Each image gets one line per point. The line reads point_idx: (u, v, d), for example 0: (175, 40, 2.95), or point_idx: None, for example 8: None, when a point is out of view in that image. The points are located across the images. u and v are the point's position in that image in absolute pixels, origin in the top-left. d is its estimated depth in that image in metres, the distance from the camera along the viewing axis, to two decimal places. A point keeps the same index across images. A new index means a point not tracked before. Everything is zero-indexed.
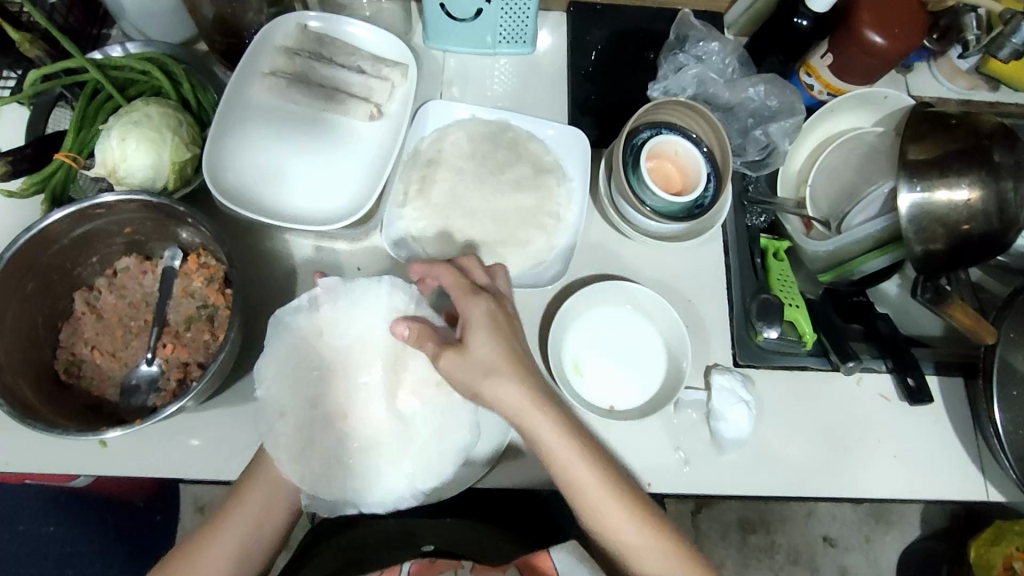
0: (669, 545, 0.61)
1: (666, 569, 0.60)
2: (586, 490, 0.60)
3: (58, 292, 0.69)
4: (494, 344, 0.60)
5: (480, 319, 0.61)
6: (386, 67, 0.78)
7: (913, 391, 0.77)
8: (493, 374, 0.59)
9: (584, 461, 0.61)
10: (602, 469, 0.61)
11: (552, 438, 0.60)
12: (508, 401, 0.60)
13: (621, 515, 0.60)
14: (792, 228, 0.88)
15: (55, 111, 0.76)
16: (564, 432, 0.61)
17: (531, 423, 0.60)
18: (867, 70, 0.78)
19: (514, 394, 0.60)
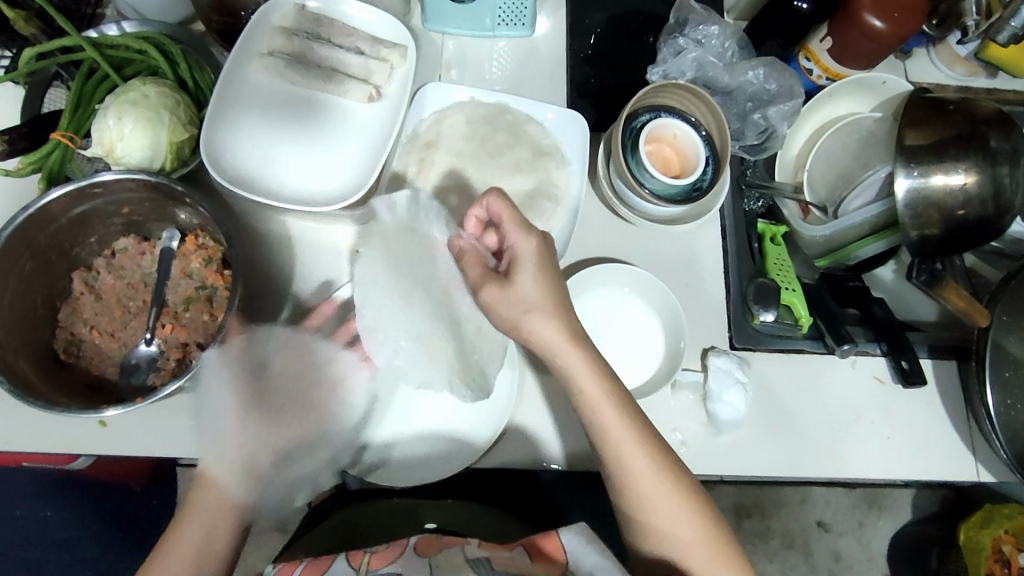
0: (690, 502, 0.61)
1: (687, 527, 0.60)
2: (612, 436, 0.61)
3: (57, 271, 0.69)
4: (538, 283, 0.61)
5: (528, 256, 0.61)
6: (384, 48, 0.77)
7: (906, 373, 0.77)
8: (532, 312, 0.60)
9: (614, 406, 0.61)
10: (631, 414, 0.62)
11: (586, 380, 0.61)
12: (544, 338, 0.61)
13: (641, 465, 0.60)
14: (789, 212, 0.88)
15: (51, 90, 0.75)
16: (600, 376, 0.61)
17: (566, 364, 0.61)
18: (867, 54, 0.78)
19: (551, 332, 0.61)
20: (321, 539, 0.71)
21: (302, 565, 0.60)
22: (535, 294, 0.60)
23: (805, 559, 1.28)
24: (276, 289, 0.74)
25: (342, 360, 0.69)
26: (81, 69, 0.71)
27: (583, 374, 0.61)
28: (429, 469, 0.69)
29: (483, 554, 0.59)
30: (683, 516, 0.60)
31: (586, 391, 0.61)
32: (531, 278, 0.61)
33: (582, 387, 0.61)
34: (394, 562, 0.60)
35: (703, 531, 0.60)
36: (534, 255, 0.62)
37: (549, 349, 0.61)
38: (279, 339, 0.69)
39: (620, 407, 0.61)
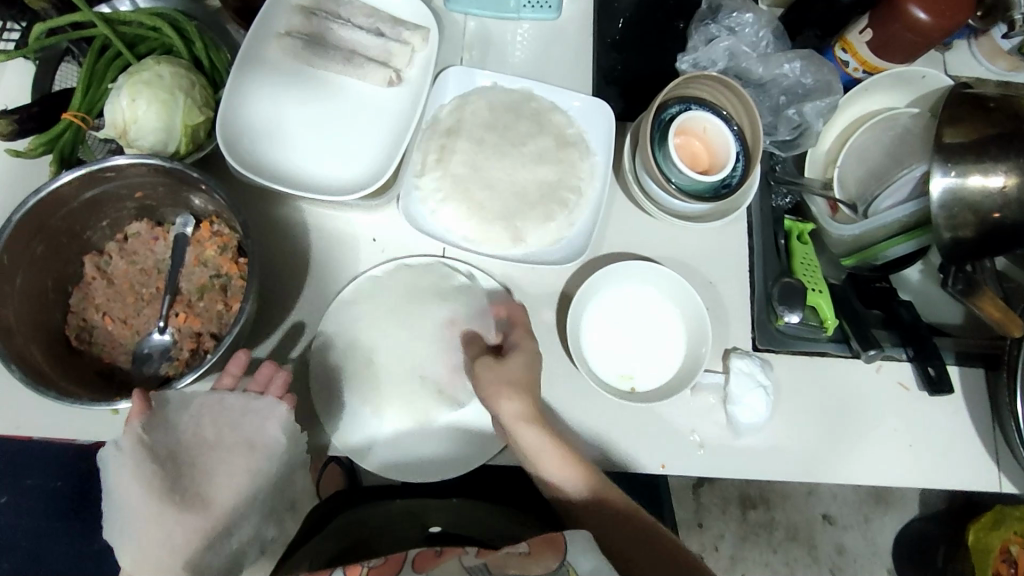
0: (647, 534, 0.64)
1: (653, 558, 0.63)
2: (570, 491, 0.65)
3: (68, 255, 0.67)
4: (523, 367, 0.66)
5: (522, 349, 0.67)
6: (405, 30, 0.74)
7: (934, 381, 0.75)
8: (506, 386, 0.64)
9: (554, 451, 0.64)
10: (587, 470, 0.65)
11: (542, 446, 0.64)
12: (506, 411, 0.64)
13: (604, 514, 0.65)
14: (817, 210, 0.86)
15: (62, 67, 0.73)
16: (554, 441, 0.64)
17: (512, 427, 0.64)
18: (908, 47, 0.75)
19: (511, 407, 0.64)
20: (324, 544, 0.71)
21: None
22: (523, 372, 0.65)
23: (809, 552, 1.27)
24: (289, 281, 0.72)
25: (260, 411, 0.63)
26: (94, 46, 0.69)
27: (538, 440, 0.64)
28: (440, 466, 0.68)
29: (480, 561, 0.59)
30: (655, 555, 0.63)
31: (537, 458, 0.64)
32: (521, 359, 0.66)
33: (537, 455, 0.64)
34: None
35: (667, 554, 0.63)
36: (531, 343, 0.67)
37: (507, 422, 0.64)
38: (180, 407, 0.61)
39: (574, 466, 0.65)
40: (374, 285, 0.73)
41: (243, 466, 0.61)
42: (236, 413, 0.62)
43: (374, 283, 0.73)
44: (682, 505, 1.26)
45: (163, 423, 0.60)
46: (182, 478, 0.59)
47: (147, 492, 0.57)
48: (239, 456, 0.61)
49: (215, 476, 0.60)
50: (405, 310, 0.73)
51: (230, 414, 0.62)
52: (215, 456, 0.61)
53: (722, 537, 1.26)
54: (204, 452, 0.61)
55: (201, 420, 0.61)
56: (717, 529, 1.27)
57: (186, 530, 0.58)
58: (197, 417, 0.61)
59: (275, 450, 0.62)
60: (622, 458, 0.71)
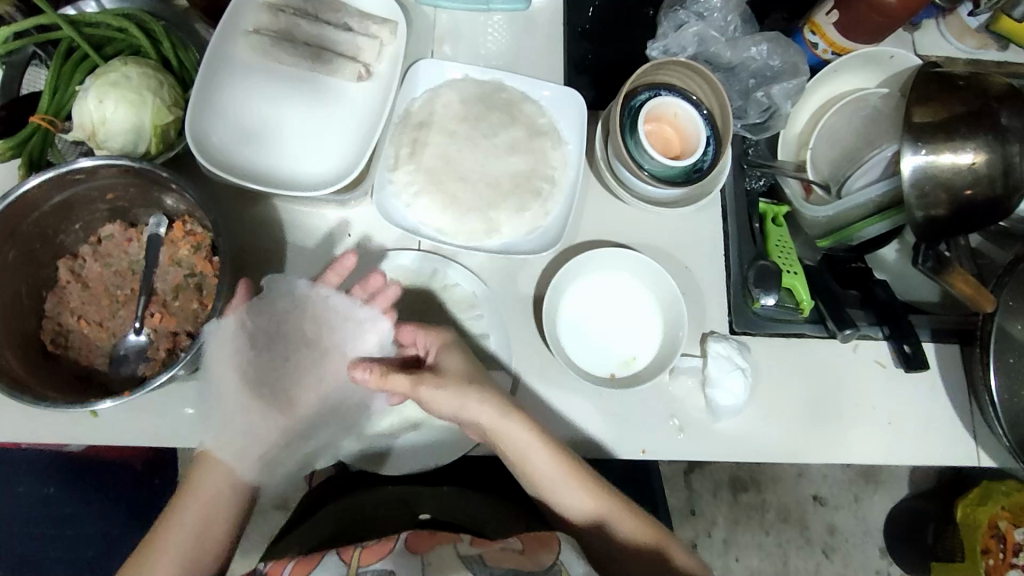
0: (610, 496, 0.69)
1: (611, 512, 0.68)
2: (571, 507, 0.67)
3: (42, 260, 0.67)
4: (458, 361, 0.67)
5: (442, 342, 0.68)
6: (373, 25, 0.74)
7: (909, 358, 0.76)
8: (472, 391, 0.65)
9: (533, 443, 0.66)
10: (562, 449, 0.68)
11: (543, 465, 0.66)
12: (481, 417, 0.65)
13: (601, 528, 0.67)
14: (791, 191, 0.86)
15: (29, 71, 0.72)
16: (542, 445, 0.66)
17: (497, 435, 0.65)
18: (875, 27, 0.76)
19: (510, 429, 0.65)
20: (319, 525, 0.73)
21: (293, 563, 0.63)
22: (460, 368, 0.67)
23: (801, 533, 1.28)
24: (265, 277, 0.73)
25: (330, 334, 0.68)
26: (60, 48, 0.68)
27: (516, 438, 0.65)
28: (428, 454, 0.71)
29: (475, 552, 0.61)
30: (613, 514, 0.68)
31: (543, 481, 0.66)
32: (456, 358, 0.67)
33: (528, 457, 0.66)
34: (384, 560, 0.61)
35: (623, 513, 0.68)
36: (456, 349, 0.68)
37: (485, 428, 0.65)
38: (290, 302, 0.68)
39: (575, 480, 0.67)
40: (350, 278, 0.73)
41: (332, 367, 0.68)
42: (338, 316, 0.69)
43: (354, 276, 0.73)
44: (675, 492, 1.26)
45: (268, 309, 0.68)
46: (279, 368, 0.67)
47: (246, 379, 0.66)
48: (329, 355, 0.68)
49: (306, 372, 0.67)
50: None
51: (331, 315, 0.68)
52: (313, 352, 0.68)
53: (714, 522, 1.27)
54: (302, 345, 0.68)
55: (305, 315, 0.68)
56: (710, 514, 1.27)
57: (270, 417, 0.66)
58: (299, 312, 0.68)
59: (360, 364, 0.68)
60: (603, 443, 0.72)
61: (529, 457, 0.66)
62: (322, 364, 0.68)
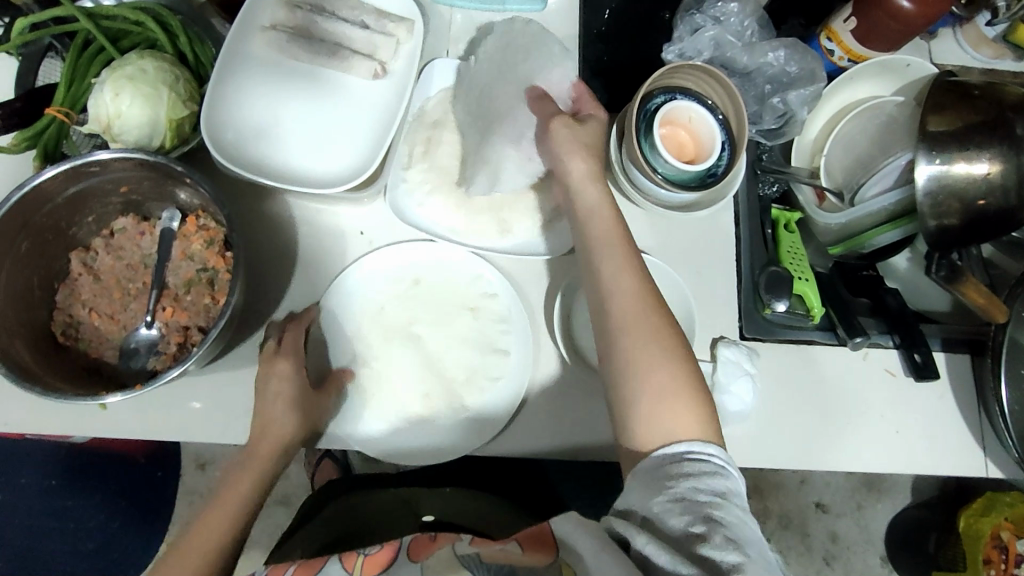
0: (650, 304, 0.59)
1: (641, 319, 0.58)
2: (619, 283, 0.60)
3: (54, 252, 0.67)
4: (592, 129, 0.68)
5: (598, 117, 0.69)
6: (390, 22, 0.74)
7: (919, 367, 0.76)
8: (573, 146, 0.66)
9: (610, 213, 0.64)
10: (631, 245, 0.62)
11: (611, 226, 0.63)
12: (572, 166, 0.66)
13: (626, 311, 0.58)
14: (804, 198, 0.86)
15: (45, 62, 0.72)
16: (611, 209, 0.64)
17: (579, 194, 0.65)
18: (891, 35, 0.75)
19: (592, 192, 0.65)
20: (319, 532, 0.73)
21: (295, 565, 0.63)
22: (592, 136, 0.68)
23: (802, 540, 1.28)
24: (276, 274, 0.72)
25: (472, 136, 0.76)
26: (77, 41, 0.68)
27: (594, 197, 0.65)
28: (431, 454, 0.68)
29: (472, 551, 0.60)
30: (634, 318, 0.58)
31: (606, 238, 0.62)
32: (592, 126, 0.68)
33: (591, 218, 0.64)
34: (385, 570, 0.62)
35: (651, 319, 0.58)
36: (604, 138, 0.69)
37: (569, 180, 0.66)
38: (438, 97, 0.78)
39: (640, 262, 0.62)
40: (362, 274, 0.73)
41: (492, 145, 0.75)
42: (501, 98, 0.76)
43: (363, 272, 0.73)
44: None
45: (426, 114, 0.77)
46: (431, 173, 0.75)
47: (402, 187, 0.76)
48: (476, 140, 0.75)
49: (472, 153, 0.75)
50: (395, 301, 0.73)
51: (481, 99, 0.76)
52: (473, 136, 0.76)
53: None
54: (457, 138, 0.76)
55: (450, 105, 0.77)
56: None
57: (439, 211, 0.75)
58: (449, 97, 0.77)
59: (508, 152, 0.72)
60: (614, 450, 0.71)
61: (586, 218, 0.64)
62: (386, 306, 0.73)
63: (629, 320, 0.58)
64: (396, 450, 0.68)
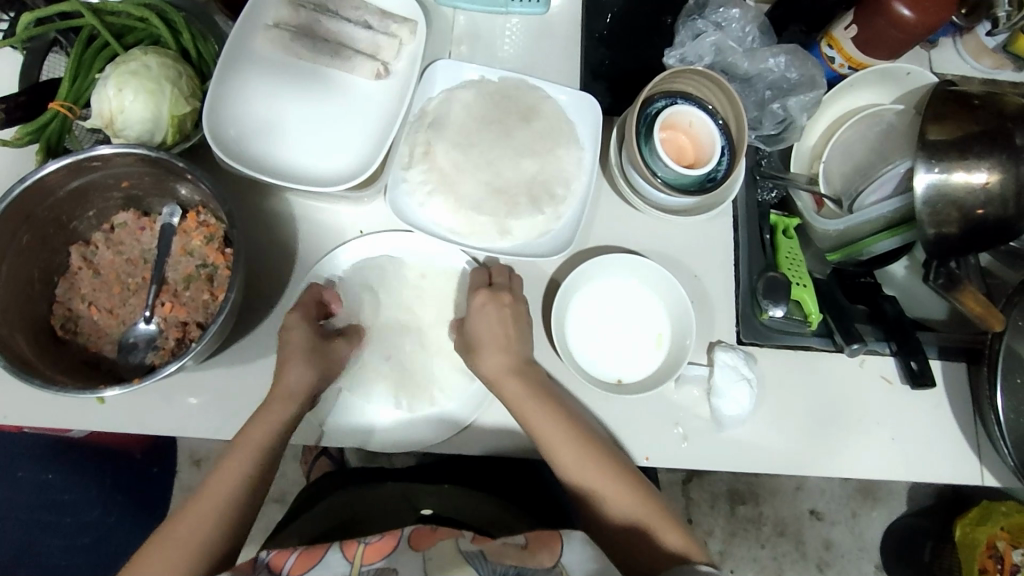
0: (605, 466, 0.66)
1: (607, 484, 0.65)
2: (568, 465, 0.66)
3: (54, 245, 0.68)
4: (490, 322, 0.69)
5: (484, 306, 0.69)
6: (394, 24, 0.74)
7: (915, 374, 0.76)
8: (485, 349, 0.68)
9: (535, 402, 0.67)
10: (565, 421, 0.67)
11: (540, 419, 0.66)
12: (488, 367, 0.68)
13: (588, 481, 0.66)
14: (803, 204, 0.86)
15: (49, 57, 0.73)
16: (533, 394, 0.67)
17: (507, 391, 0.67)
18: (892, 44, 0.76)
19: (512, 385, 0.67)
20: (314, 521, 0.75)
21: (297, 553, 0.62)
22: (495, 331, 0.68)
23: (796, 547, 1.28)
24: (275, 271, 0.73)
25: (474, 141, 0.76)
26: (81, 36, 0.68)
27: (521, 392, 0.67)
28: (437, 426, 0.70)
29: (476, 548, 0.62)
30: (603, 490, 0.65)
31: (537, 423, 0.66)
32: (493, 313, 0.69)
33: (524, 404, 0.67)
34: (386, 558, 0.62)
35: (611, 479, 0.66)
36: (507, 302, 0.70)
37: (492, 379, 0.68)
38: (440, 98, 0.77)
39: (572, 439, 0.66)
40: (349, 256, 0.74)
41: (497, 153, 0.76)
42: (504, 105, 0.77)
43: (349, 256, 0.74)
44: (672, 501, 1.26)
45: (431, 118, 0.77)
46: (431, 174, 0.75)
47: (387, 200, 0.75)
48: (479, 144, 0.76)
49: (471, 157, 0.76)
50: (391, 298, 0.74)
51: (486, 105, 0.77)
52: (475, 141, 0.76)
53: (711, 532, 1.27)
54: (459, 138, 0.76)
55: (452, 107, 0.77)
56: (707, 524, 1.27)
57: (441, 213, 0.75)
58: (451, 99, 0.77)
59: (516, 171, 0.76)
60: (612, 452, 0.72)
61: (518, 411, 0.67)
62: (385, 308, 0.74)
63: (596, 490, 0.66)
64: (404, 436, 0.70)
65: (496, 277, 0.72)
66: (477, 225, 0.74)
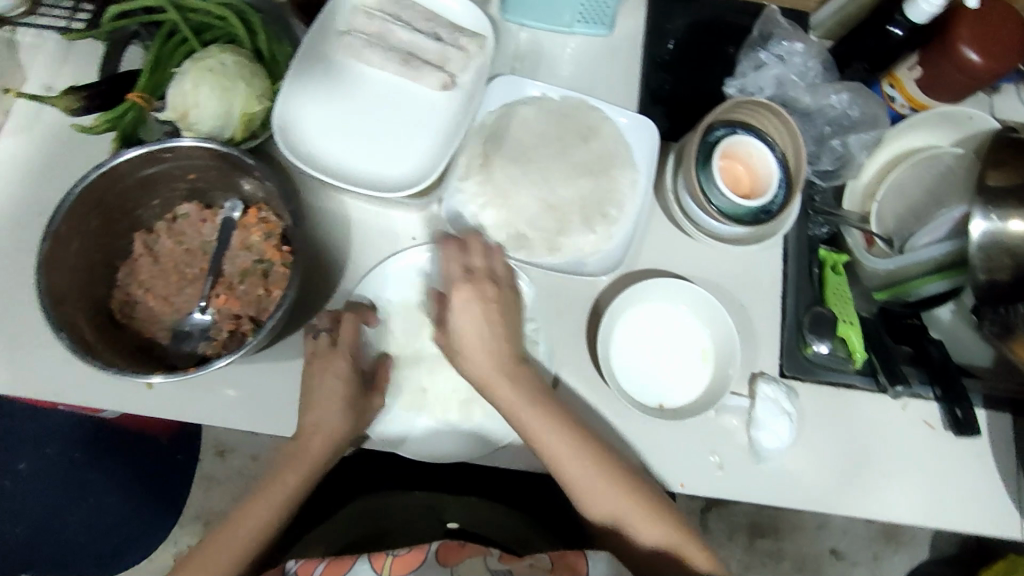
0: (620, 485, 0.66)
1: (624, 503, 0.66)
2: (583, 486, 0.66)
3: (119, 231, 0.69)
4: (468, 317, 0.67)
5: (467, 301, 0.67)
6: (463, 37, 0.75)
7: (960, 423, 0.75)
8: (467, 346, 0.67)
9: (546, 419, 0.65)
10: (575, 441, 0.66)
11: (551, 438, 0.65)
12: (475, 367, 0.67)
13: (605, 501, 0.66)
14: (854, 241, 0.84)
15: (129, 50, 0.75)
16: (541, 411, 0.66)
17: (514, 407, 0.66)
18: (956, 88, 0.77)
19: (513, 396, 0.66)
20: (343, 529, 0.75)
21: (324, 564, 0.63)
22: (472, 324, 0.67)
23: None
24: (327, 271, 0.74)
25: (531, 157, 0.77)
26: (162, 31, 0.71)
27: (526, 405, 0.66)
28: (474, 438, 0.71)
29: (504, 567, 0.63)
30: (621, 510, 0.66)
31: (545, 441, 0.65)
32: (471, 308, 0.67)
33: (521, 412, 0.66)
34: (414, 572, 0.63)
35: (629, 498, 0.66)
36: (492, 294, 0.68)
37: (483, 381, 0.67)
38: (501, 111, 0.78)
39: (596, 464, 0.65)
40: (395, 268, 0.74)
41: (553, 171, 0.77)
42: (563, 124, 0.78)
43: (399, 267, 0.74)
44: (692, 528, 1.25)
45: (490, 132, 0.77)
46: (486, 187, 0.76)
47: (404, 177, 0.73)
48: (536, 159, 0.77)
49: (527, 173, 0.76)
50: None
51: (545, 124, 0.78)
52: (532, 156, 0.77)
53: (728, 563, 1.25)
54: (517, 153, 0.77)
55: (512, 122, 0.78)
56: (724, 554, 1.26)
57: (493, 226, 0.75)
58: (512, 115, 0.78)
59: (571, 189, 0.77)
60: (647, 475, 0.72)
61: (519, 422, 0.66)
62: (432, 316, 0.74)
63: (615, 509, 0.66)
64: (440, 446, 0.71)
65: (473, 256, 0.69)
66: (529, 240, 0.75)
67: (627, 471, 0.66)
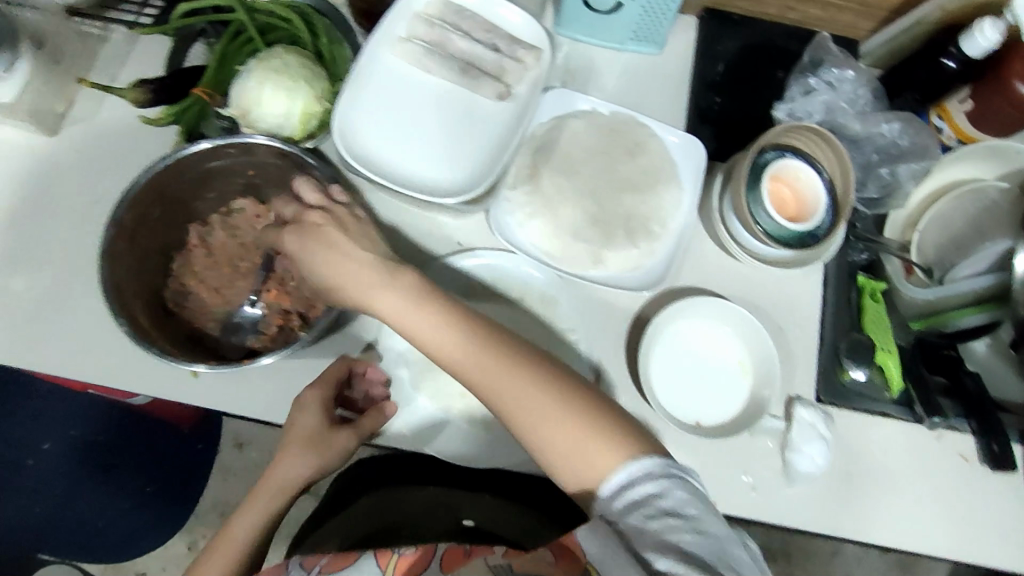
0: (519, 369, 0.58)
1: (531, 393, 0.57)
2: (483, 381, 0.59)
3: (176, 222, 0.71)
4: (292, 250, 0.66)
5: (292, 230, 0.66)
6: (520, 49, 0.76)
7: (997, 457, 0.75)
8: (318, 265, 0.64)
9: (423, 312, 0.61)
10: (458, 328, 0.61)
11: (434, 335, 0.61)
12: (359, 291, 0.63)
13: (511, 396, 0.58)
14: (893, 270, 0.84)
15: (194, 46, 0.77)
16: (416, 304, 0.61)
17: (397, 316, 0.62)
18: (1006, 123, 0.77)
19: (394, 300, 0.61)
20: (357, 524, 0.78)
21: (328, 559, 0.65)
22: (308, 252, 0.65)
23: None
24: None
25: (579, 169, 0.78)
26: (228, 29, 0.72)
27: (400, 304, 0.61)
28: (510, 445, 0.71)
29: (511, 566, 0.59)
30: (525, 399, 0.57)
31: (426, 334, 0.61)
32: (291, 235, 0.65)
33: (403, 316, 0.61)
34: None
35: (533, 385, 0.58)
36: (332, 220, 0.65)
37: (366, 301, 0.63)
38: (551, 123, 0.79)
39: (526, 381, 0.58)
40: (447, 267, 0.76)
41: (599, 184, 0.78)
42: (612, 138, 0.79)
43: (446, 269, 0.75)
44: None
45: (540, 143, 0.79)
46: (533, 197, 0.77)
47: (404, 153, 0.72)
48: (583, 172, 0.78)
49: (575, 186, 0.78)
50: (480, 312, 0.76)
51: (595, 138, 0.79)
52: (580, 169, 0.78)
53: None
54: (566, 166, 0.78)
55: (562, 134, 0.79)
56: None
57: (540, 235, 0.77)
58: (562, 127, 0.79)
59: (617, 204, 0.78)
60: None
61: (415, 334, 0.61)
62: None
63: (525, 402, 0.57)
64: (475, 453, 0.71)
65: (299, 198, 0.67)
66: (575, 251, 0.76)
67: (520, 352, 0.60)
